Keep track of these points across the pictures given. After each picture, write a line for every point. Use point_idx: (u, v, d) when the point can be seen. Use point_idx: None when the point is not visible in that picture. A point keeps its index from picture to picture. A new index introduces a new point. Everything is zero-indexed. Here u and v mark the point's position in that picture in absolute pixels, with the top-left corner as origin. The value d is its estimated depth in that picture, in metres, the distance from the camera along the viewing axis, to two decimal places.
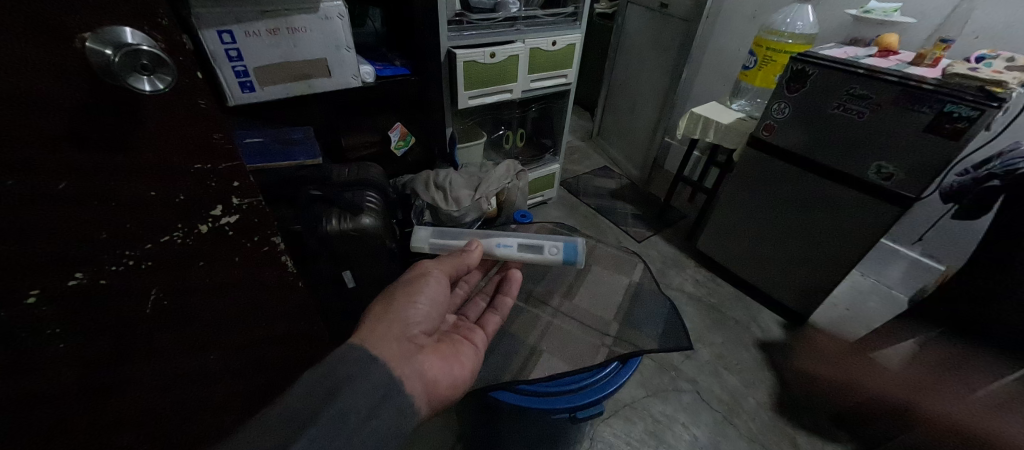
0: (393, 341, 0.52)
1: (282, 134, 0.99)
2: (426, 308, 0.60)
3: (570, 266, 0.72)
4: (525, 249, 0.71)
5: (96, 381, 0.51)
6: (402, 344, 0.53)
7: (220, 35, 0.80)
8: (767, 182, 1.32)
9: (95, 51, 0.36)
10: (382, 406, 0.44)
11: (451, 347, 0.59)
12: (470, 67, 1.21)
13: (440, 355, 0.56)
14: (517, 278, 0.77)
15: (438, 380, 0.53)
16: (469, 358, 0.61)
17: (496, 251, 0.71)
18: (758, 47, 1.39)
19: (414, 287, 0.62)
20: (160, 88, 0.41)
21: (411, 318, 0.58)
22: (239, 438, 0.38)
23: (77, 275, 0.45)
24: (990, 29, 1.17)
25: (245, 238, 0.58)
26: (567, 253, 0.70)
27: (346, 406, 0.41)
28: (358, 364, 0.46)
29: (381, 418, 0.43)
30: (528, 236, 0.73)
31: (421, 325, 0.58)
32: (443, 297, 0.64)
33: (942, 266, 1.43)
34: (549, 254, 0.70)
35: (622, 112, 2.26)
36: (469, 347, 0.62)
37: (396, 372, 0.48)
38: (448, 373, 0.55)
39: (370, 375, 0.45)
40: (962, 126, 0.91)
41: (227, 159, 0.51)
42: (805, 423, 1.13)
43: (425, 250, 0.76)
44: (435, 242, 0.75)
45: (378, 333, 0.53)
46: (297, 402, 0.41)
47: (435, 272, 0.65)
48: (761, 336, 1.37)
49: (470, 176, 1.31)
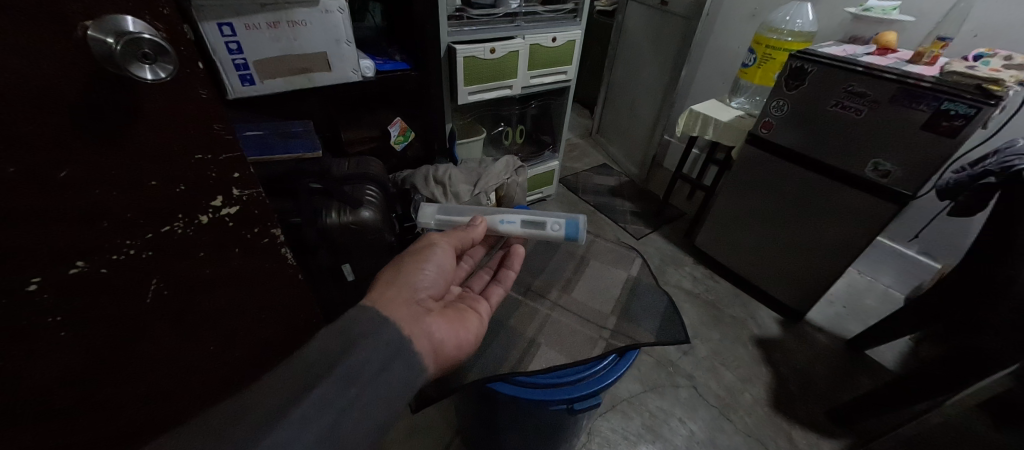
0: (402, 304, 0.53)
1: (282, 127, 0.99)
2: (433, 274, 0.62)
3: (571, 243, 0.73)
4: (528, 226, 0.73)
5: (95, 369, 0.51)
6: (411, 305, 0.54)
7: (220, 27, 0.80)
8: (765, 178, 1.33)
9: (97, 40, 0.36)
10: (394, 362, 0.44)
11: (457, 313, 0.60)
12: (469, 63, 1.22)
13: (446, 319, 0.57)
14: (519, 253, 0.78)
15: (446, 342, 0.55)
16: (474, 324, 0.62)
17: (500, 228, 0.73)
18: (758, 45, 1.39)
19: (422, 256, 0.63)
20: (162, 77, 0.41)
21: (419, 282, 0.59)
22: (248, 392, 0.38)
23: (78, 263, 0.45)
24: (987, 28, 1.17)
25: (245, 229, 0.59)
26: (570, 229, 0.71)
27: (353, 366, 0.41)
28: (371, 323, 0.46)
29: (393, 372, 0.44)
30: (531, 213, 0.74)
31: (428, 290, 0.60)
32: (449, 265, 0.65)
33: (937, 265, 1.44)
34: (552, 231, 0.71)
35: (621, 109, 2.26)
36: (474, 315, 0.63)
37: (406, 332, 0.48)
38: (454, 336, 0.56)
39: (382, 333, 0.45)
40: (958, 124, 0.92)
41: (227, 150, 0.52)
42: (801, 418, 1.13)
43: (432, 225, 0.79)
44: (440, 219, 0.77)
45: (387, 295, 0.53)
46: (315, 354, 0.41)
47: (443, 243, 0.66)
48: (758, 332, 1.37)
49: (470, 172, 1.31)
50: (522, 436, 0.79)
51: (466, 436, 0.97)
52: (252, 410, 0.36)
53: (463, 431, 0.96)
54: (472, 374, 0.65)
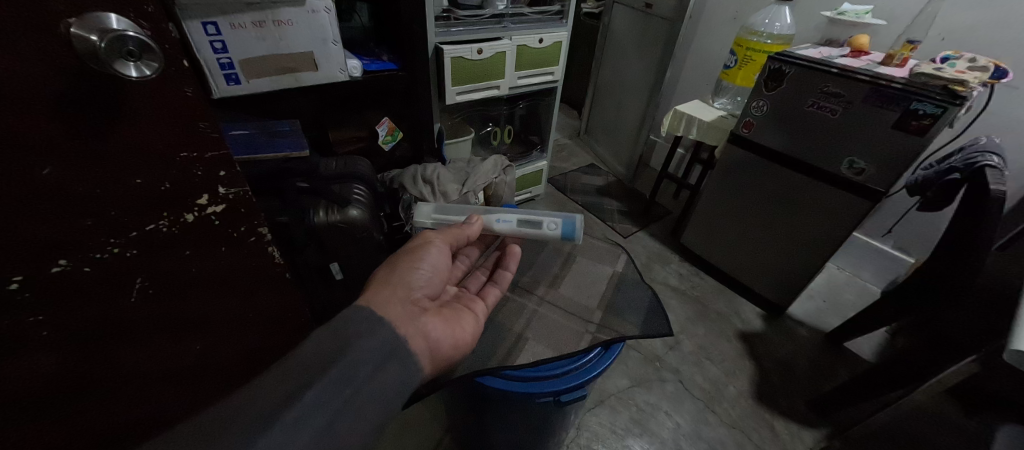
0: (397, 303, 0.53)
1: (268, 127, 0.99)
2: (427, 274, 0.62)
3: (568, 242, 0.73)
4: (524, 225, 0.73)
5: (79, 371, 0.51)
6: (407, 306, 0.54)
7: (205, 26, 0.79)
8: (746, 176, 1.36)
9: (81, 37, 0.36)
10: (390, 361, 0.45)
11: (451, 312, 0.62)
12: (457, 63, 1.23)
13: (442, 319, 0.58)
14: (517, 253, 0.79)
15: (441, 341, 0.55)
16: (469, 323, 0.63)
17: (496, 227, 0.73)
18: (739, 47, 1.43)
19: (417, 254, 0.64)
20: (147, 74, 0.41)
21: (414, 282, 0.59)
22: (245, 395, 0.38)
23: (60, 262, 0.45)
24: (954, 31, 1.22)
25: (230, 227, 0.59)
26: (566, 228, 0.71)
27: (349, 365, 0.42)
28: (366, 323, 0.47)
29: (388, 372, 0.44)
30: (528, 212, 0.74)
31: (422, 289, 0.60)
32: (444, 264, 0.66)
33: (910, 259, 1.50)
34: (548, 230, 0.72)
35: (608, 110, 2.29)
36: (469, 315, 0.64)
37: (400, 333, 0.49)
38: (451, 336, 0.57)
39: (376, 333, 0.46)
40: (925, 123, 0.96)
41: (213, 148, 0.52)
42: (784, 410, 1.16)
43: (427, 224, 0.79)
44: (436, 218, 0.78)
45: (383, 295, 0.54)
46: (310, 352, 0.42)
47: (438, 242, 0.67)
48: (741, 327, 1.41)
49: (458, 171, 1.32)
50: (511, 430, 0.80)
51: (457, 433, 0.97)
52: (244, 409, 0.37)
53: (453, 429, 0.97)
54: (460, 369, 0.65)
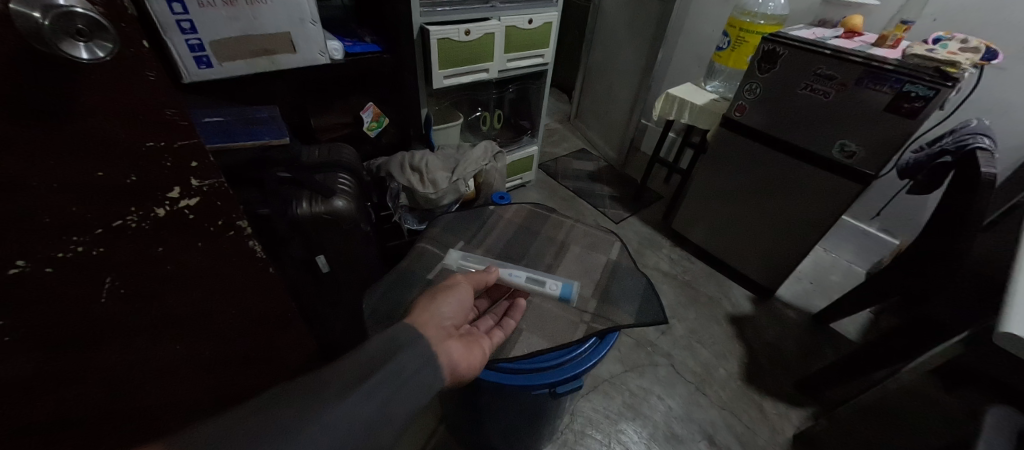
0: (431, 325, 0.51)
1: (245, 113, 0.94)
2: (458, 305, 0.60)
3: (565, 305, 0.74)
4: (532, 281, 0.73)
5: (52, 370, 0.50)
6: (439, 328, 0.52)
7: (170, 4, 0.74)
8: (738, 161, 1.36)
9: (22, 14, 0.32)
10: (427, 368, 0.43)
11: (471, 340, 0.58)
12: (444, 45, 1.18)
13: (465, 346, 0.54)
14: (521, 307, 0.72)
15: (460, 368, 0.52)
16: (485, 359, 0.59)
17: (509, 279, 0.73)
18: (732, 28, 1.41)
19: (449, 286, 0.62)
20: (101, 56, 0.37)
21: (444, 310, 0.57)
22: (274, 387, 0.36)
23: (19, 263, 0.42)
24: (946, 12, 1.21)
25: (208, 222, 0.55)
26: (565, 290, 0.73)
27: (399, 367, 0.41)
28: (410, 336, 0.45)
29: (424, 378, 0.42)
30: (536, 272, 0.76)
31: (451, 319, 0.57)
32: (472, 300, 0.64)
33: (895, 241, 1.52)
34: (549, 288, 0.73)
35: (599, 93, 2.26)
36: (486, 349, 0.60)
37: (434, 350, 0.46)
38: (469, 367, 0.54)
39: (420, 346, 0.45)
40: (918, 105, 0.96)
41: (182, 136, 0.47)
42: (772, 390, 1.19)
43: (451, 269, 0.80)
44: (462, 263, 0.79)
45: (419, 317, 0.52)
46: (362, 354, 0.41)
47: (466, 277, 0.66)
48: (731, 310, 1.43)
49: (446, 158, 1.28)
50: (506, 419, 0.80)
51: (451, 422, 0.97)
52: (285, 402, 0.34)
53: (448, 418, 0.97)
54: None
